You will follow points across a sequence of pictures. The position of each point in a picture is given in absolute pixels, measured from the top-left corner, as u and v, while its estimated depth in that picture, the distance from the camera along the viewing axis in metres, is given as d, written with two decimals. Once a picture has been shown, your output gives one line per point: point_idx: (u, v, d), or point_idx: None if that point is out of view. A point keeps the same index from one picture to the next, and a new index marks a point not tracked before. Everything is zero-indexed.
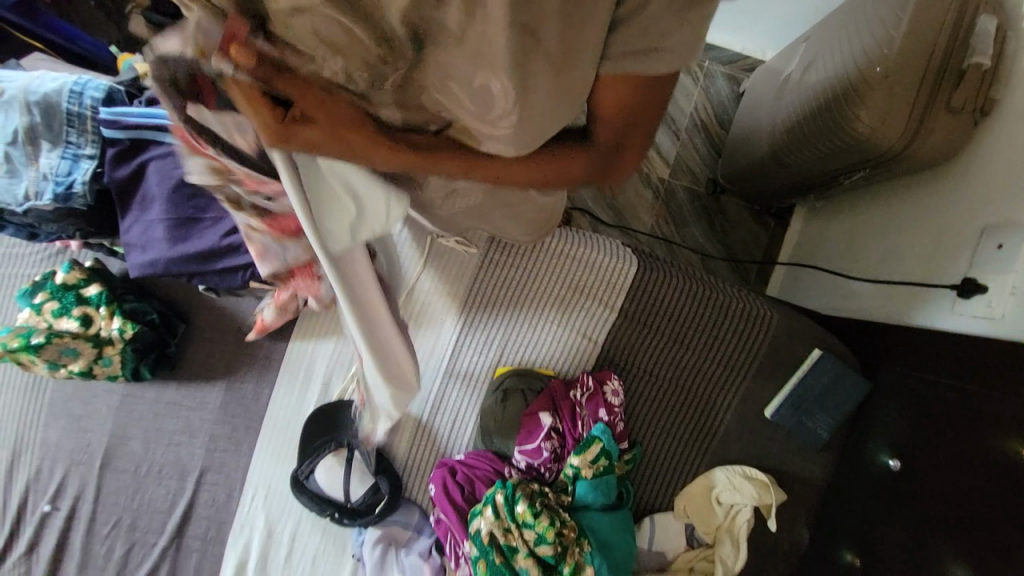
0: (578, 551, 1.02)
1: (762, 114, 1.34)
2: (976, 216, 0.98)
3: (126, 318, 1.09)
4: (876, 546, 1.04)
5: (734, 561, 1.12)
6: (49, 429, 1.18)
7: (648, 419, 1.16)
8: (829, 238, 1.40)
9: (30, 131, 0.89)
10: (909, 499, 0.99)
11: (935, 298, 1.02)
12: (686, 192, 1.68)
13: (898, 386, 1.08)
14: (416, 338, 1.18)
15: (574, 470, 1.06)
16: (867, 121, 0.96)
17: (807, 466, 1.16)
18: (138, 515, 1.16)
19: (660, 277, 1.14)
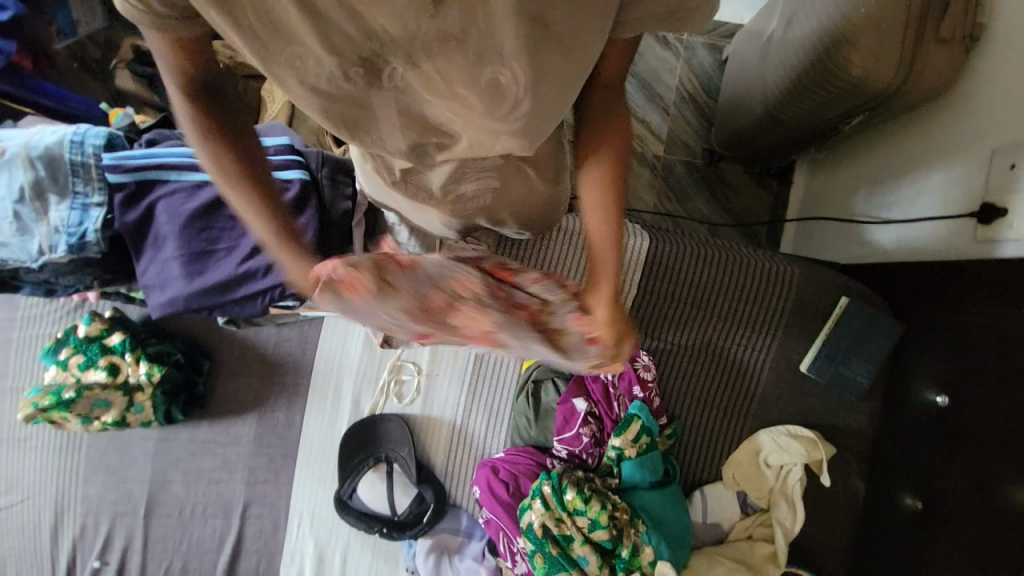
0: (634, 531, 1.00)
1: (751, 74, 1.33)
2: (984, 137, 0.96)
3: (152, 362, 1.10)
4: (936, 487, 1.01)
5: (792, 522, 1.09)
6: (90, 483, 1.18)
7: (683, 390, 1.14)
8: (835, 188, 1.38)
9: (36, 186, 0.90)
10: (964, 434, 0.97)
11: (957, 228, 1.01)
12: (684, 165, 1.67)
13: (933, 323, 1.06)
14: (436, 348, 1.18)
15: (617, 451, 1.04)
16: (860, 64, 0.96)
17: (852, 417, 1.14)
18: (188, 557, 1.16)
19: (674, 247, 1.13)
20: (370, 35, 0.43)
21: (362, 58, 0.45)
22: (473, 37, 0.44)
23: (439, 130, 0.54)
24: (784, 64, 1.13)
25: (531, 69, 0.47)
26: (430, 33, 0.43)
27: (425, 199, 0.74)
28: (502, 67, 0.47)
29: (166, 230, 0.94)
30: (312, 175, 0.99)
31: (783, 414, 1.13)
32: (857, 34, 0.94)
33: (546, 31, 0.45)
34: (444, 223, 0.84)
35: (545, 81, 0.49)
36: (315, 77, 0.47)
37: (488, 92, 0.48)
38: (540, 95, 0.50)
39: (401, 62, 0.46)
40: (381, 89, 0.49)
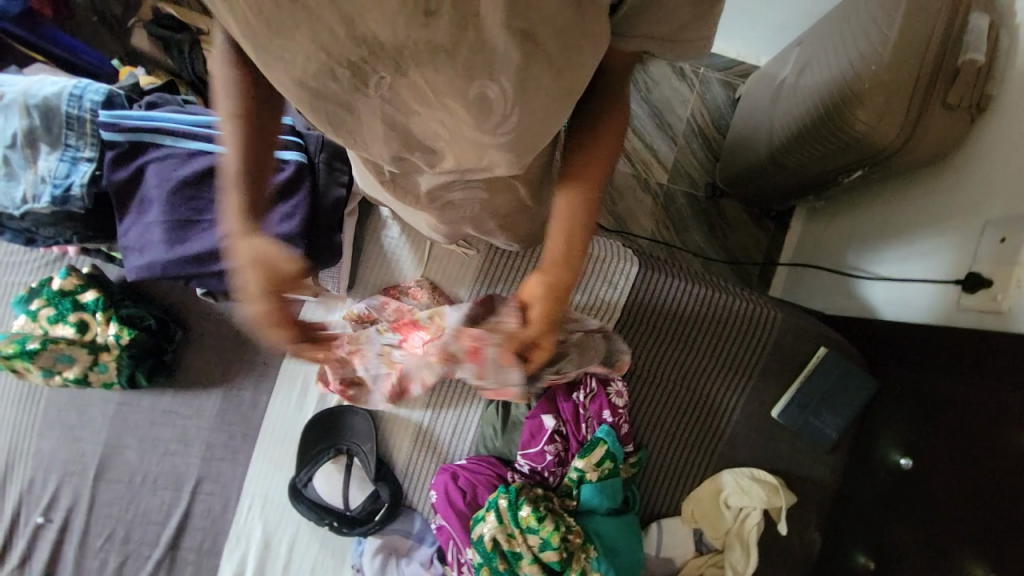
0: (584, 556, 0.99)
1: (760, 117, 1.34)
2: (975, 208, 0.98)
3: (123, 325, 1.08)
4: (890, 549, 1.00)
5: (744, 566, 1.09)
6: (43, 439, 1.16)
7: (653, 420, 1.14)
8: (829, 238, 1.39)
9: (29, 134, 0.90)
10: (924, 499, 0.96)
11: (941, 294, 1.02)
12: (685, 196, 1.69)
13: (908, 384, 1.06)
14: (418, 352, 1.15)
15: (578, 473, 1.04)
16: (865, 120, 0.97)
17: (817, 467, 1.14)
18: (132, 526, 1.13)
19: (662, 277, 1.14)
20: (360, 39, 0.43)
21: (351, 59, 0.45)
22: (465, 51, 0.44)
23: (425, 141, 0.54)
24: (793, 112, 1.15)
25: (520, 87, 0.48)
26: (421, 43, 0.43)
27: (413, 201, 0.73)
28: (491, 83, 0.47)
29: (154, 193, 0.93)
30: (309, 158, 0.99)
31: (750, 456, 1.13)
32: (863, 92, 0.95)
33: (538, 51, 0.45)
34: (431, 226, 0.83)
35: (535, 100, 0.49)
36: (302, 71, 0.47)
37: (475, 105, 0.49)
38: (528, 112, 0.51)
39: (390, 69, 0.46)
40: (368, 96, 0.49)
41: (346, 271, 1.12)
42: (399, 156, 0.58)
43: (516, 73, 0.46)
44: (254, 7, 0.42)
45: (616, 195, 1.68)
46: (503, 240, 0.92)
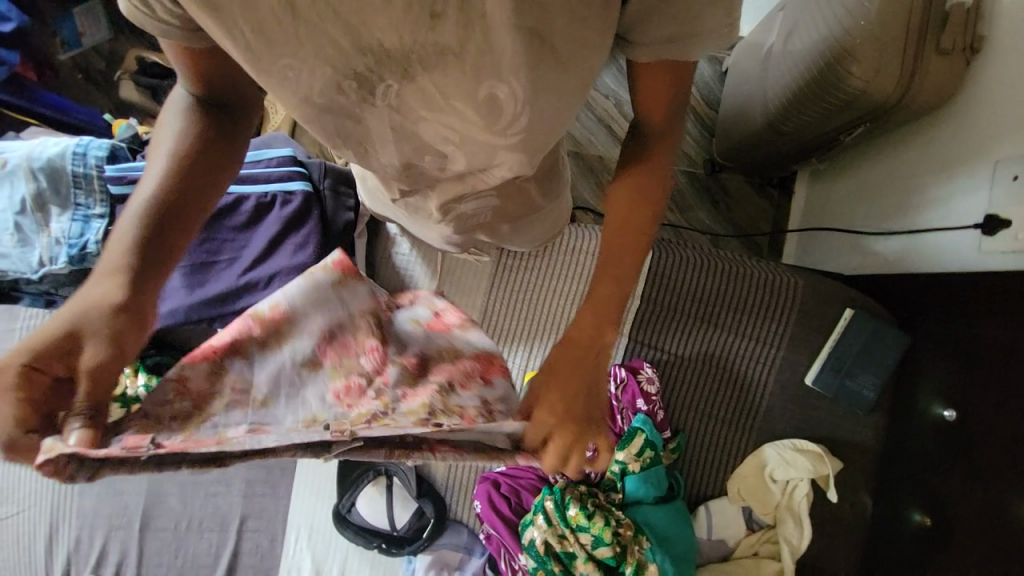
0: (638, 548, 0.98)
1: (751, 86, 1.33)
2: (984, 149, 0.96)
3: (150, 374, 1.09)
4: (946, 504, 0.98)
5: (800, 539, 1.07)
6: (85, 496, 1.17)
7: (686, 402, 1.13)
8: (836, 199, 1.38)
9: (38, 198, 0.91)
10: (974, 447, 0.95)
11: (961, 239, 1.01)
12: (685, 175, 1.67)
13: (941, 334, 1.05)
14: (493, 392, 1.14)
15: (620, 466, 1.03)
16: (861, 76, 0.96)
17: (858, 430, 1.13)
18: (183, 572, 1.14)
19: (676, 258, 1.12)
20: (366, 48, 0.43)
21: (358, 71, 0.45)
22: (472, 53, 0.43)
23: (435, 145, 0.54)
24: (786, 77, 1.13)
25: (530, 86, 0.47)
26: (427, 45, 0.43)
27: (425, 215, 0.73)
28: (499, 83, 0.46)
29: None
30: (315, 186, 0.99)
31: (789, 426, 1.12)
32: (855, 46, 0.94)
33: (545, 46, 0.44)
34: (443, 236, 0.82)
35: (545, 97, 0.49)
36: (310, 88, 0.47)
37: (485, 107, 0.48)
38: (538, 111, 0.50)
39: (399, 75, 0.45)
40: (376, 105, 0.49)
41: None
42: (413, 165, 0.58)
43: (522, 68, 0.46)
44: (256, 31, 0.43)
45: None
46: (517, 243, 0.90)
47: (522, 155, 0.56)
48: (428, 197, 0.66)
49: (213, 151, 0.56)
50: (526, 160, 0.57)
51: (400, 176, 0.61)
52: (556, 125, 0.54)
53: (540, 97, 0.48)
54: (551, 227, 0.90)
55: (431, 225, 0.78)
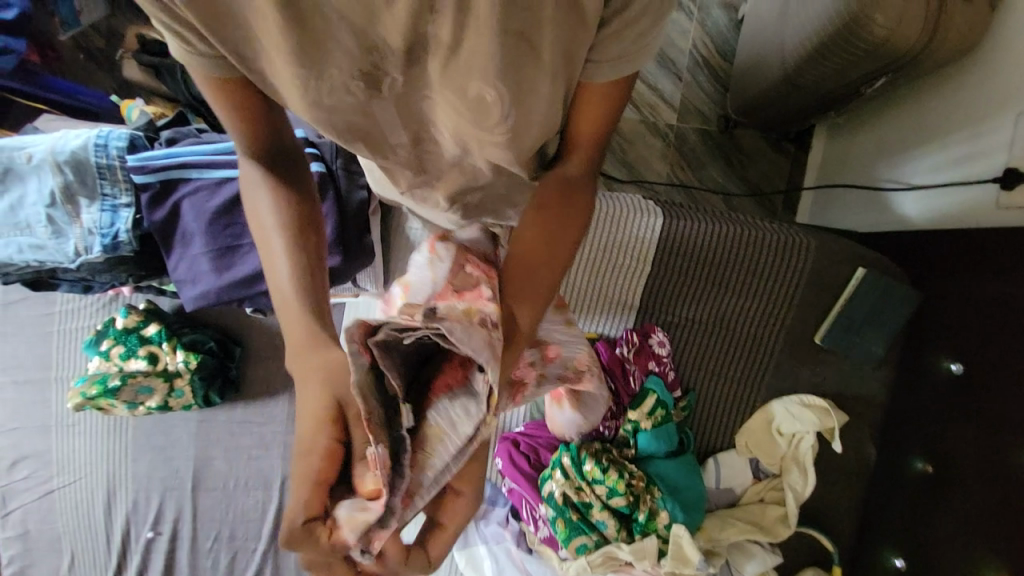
0: (651, 498, 1.06)
1: (767, 37, 1.28)
2: (1006, 99, 0.94)
3: (188, 350, 1.16)
4: (948, 452, 1.03)
5: (803, 487, 1.13)
6: (138, 463, 1.27)
7: (697, 363, 1.17)
8: (852, 154, 1.35)
9: (66, 190, 0.94)
10: (978, 399, 0.98)
11: (978, 195, 1.00)
12: (697, 133, 1.64)
13: (949, 291, 1.06)
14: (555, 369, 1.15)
15: (633, 424, 1.09)
16: (884, 24, 0.92)
17: (864, 385, 1.16)
18: (234, 526, 1.25)
19: (687, 224, 1.13)
20: (373, 46, 0.45)
21: (363, 68, 0.47)
22: (467, 48, 0.44)
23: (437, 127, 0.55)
24: (803, 30, 1.08)
25: (515, 86, 0.48)
26: (430, 40, 0.44)
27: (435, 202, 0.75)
28: (487, 85, 0.47)
29: (193, 227, 0.97)
30: (328, 167, 1.00)
31: (795, 384, 1.16)
32: None
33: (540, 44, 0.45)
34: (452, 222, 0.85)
35: (530, 101, 0.49)
36: (317, 93, 0.49)
37: (473, 105, 0.49)
38: (523, 112, 0.50)
39: (403, 67, 0.47)
40: (383, 98, 0.50)
41: (381, 268, 1.13)
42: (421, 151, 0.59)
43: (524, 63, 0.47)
44: (265, 33, 0.44)
45: (626, 144, 1.64)
46: None
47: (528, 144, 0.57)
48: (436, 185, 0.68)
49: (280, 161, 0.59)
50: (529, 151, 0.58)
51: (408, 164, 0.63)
52: (552, 121, 0.54)
53: (526, 98, 0.49)
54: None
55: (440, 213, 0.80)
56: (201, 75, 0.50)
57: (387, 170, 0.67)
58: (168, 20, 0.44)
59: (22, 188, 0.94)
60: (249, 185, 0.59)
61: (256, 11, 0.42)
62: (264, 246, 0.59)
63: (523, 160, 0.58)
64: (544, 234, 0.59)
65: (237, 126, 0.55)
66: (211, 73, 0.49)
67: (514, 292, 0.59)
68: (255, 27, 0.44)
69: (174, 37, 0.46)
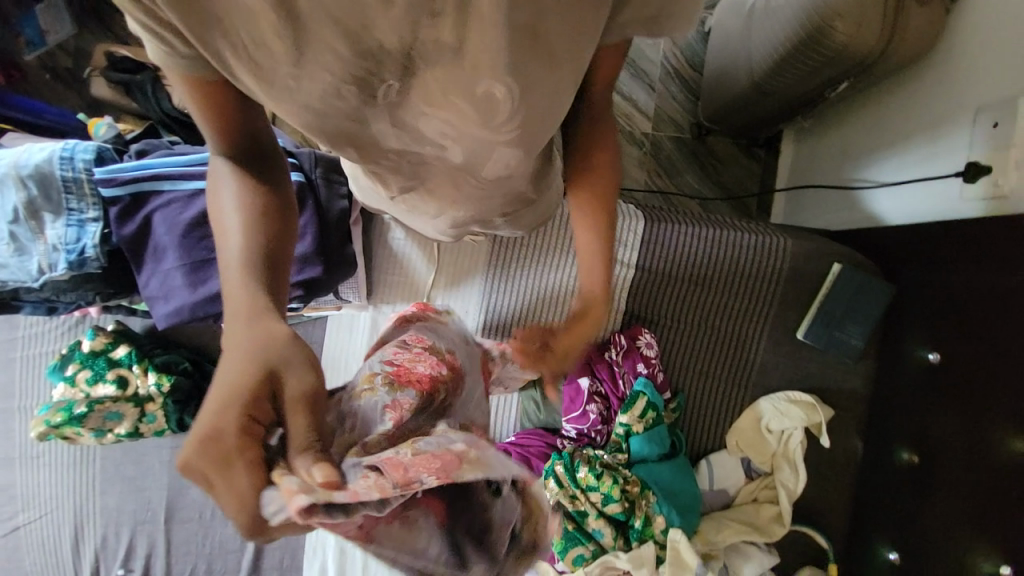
0: (645, 503, 1.04)
1: (735, 46, 1.33)
2: (965, 101, 0.99)
3: (160, 372, 1.11)
4: (932, 442, 1.04)
5: (795, 483, 1.13)
6: (107, 495, 1.20)
7: (685, 363, 1.18)
8: (822, 155, 1.40)
9: (30, 206, 0.89)
10: (958, 389, 1.00)
11: (942, 189, 1.04)
12: (672, 141, 1.68)
13: (921, 284, 1.09)
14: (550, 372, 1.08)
15: (625, 428, 1.08)
16: (845, 30, 0.96)
17: (848, 380, 1.18)
18: (212, 559, 1.19)
19: (668, 227, 1.15)
20: (366, 51, 0.43)
21: (358, 74, 0.45)
22: (470, 49, 0.44)
23: (433, 141, 0.55)
24: (770, 38, 1.12)
25: (524, 82, 0.48)
26: (427, 43, 0.43)
27: (423, 207, 0.74)
28: (496, 81, 0.47)
29: (165, 241, 0.93)
30: (306, 177, 0.98)
31: (782, 381, 1.17)
32: (841, 4, 0.95)
33: (539, 43, 0.45)
34: (437, 229, 0.84)
35: (535, 93, 0.49)
36: (310, 95, 0.47)
37: (481, 104, 0.49)
38: (530, 110, 0.51)
39: (398, 73, 0.46)
40: (376, 106, 0.49)
41: (363, 280, 1.11)
42: (408, 155, 0.58)
43: (519, 68, 0.46)
44: (254, 38, 0.42)
45: None
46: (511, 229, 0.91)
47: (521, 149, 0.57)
48: (426, 189, 0.68)
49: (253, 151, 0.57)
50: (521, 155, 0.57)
51: (396, 169, 0.62)
52: (546, 122, 0.53)
53: (532, 95, 0.49)
54: (540, 218, 0.90)
55: (426, 219, 0.80)
56: (177, 76, 0.48)
57: (375, 175, 0.66)
58: (147, 20, 0.42)
59: None
60: (214, 179, 0.57)
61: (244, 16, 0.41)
62: (222, 235, 0.56)
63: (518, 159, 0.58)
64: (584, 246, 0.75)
65: (205, 118, 0.52)
66: (190, 75, 0.47)
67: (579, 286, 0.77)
68: (240, 30, 0.42)
69: (151, 39, 0.44)
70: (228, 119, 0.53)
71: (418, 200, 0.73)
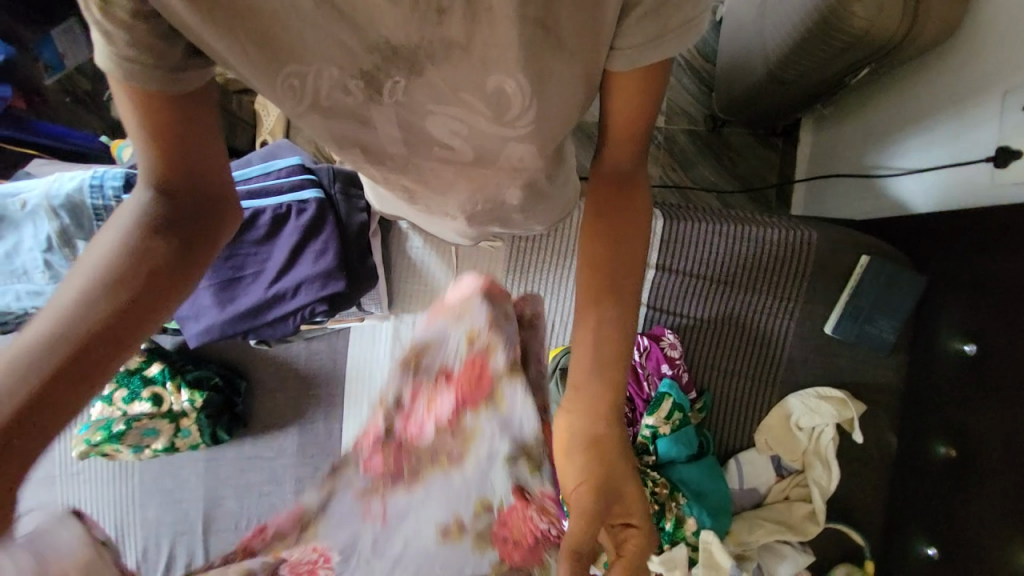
0: (676, 504, 1.04)
1: (746, 37, 1.30)
2: (992, 80, 0.95)
3: (193, 388, 1.14)
4: (969, 431, 1.01)
5: (829, 480, 1.11)
6: (147, 508, 1.23)
7: (710, 363, 1.17)
8: (843, 141, 1.36)
9: (63, 234, 0.92)
10: (991, 374, 0.97)
11: (973, 174, 1.00)
12: (686, 135, 1.65)
13: (953, 271, 1.06)
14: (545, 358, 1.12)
15: (652, 430, 1.07)
16: (862, 15, 0.94)
17: (879, 372, 1.15)
18: None
19: (687, 224, 1.13)
20: (373, 46, 0.45)
21: (364, 68, 0.47)
22: (478, 45, 0.46)
23: (442, 140, 0.56)
24: (782, 26, 1.10)
25: (536, 81, 0.50)
26: (435, 40, 0.45)
27: (443, 215, 0.75)
28: (507, 77, 0.49)
29: None
30: (326, 193, 1.00)
31: (810, 376, 1.15)
32: None
33: (549, 34, 0.46)
34: (459, 233, 0.84)
35: (550, 88, 0.51)
36: (315, 92, 0.50)
37: (494, 99, 0.51)
38: (545, 104, 0.53)
39: (405, 71, 0.47)
40: (383, 104, 0.51)
41: (385, 291, 1.13)
42: (422, 155, 0.59)
43: (527, 65, 0.47)
44: (273, 36, 0.45)
45: None
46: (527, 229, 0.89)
47: (535, 144, 0.58)
48: (442, 197, 0.69)
49: (182, 150, 0.49)
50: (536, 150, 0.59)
51: (414, 176, 0.63)
52: (557, 115, 0.54)
53: (545, 90, 0.51)
54: (554, 220, 0.89)
55: (445, 222, 0.79)
56: (119, 85, 0.45)
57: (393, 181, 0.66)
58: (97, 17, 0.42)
59: (17, 233, 0.93)
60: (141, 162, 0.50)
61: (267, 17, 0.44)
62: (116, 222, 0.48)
63: (536, 152, 0.59)
64: (593, 265, 0.58)
65: (145, 123, 0.47)
66: (126, 83, 0.44)
67: (595, 319, 0.57)
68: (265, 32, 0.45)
69: (101, 41, 0.43)
70: (162, 124, 0.47)
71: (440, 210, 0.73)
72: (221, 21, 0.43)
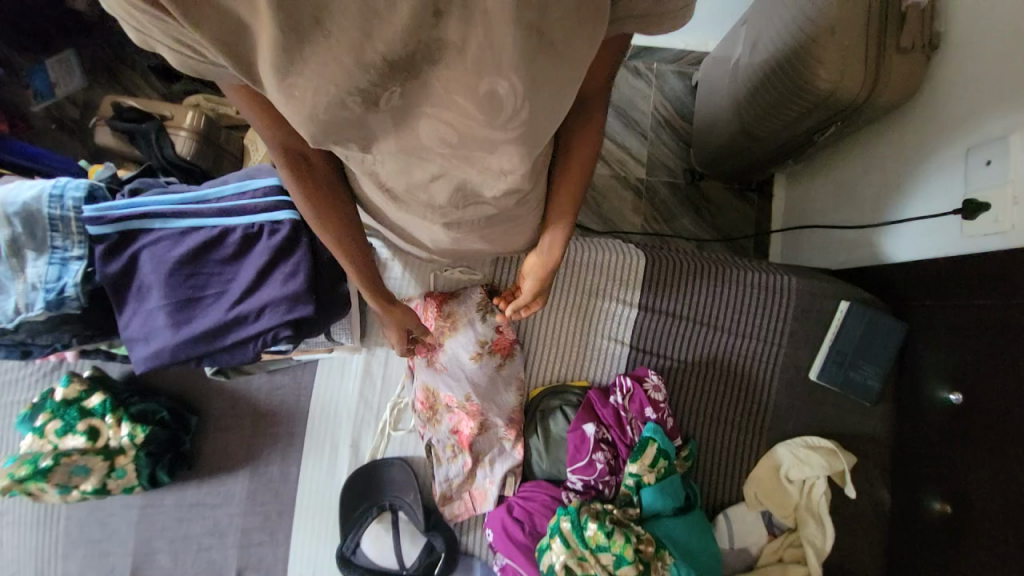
0: (662, 565, 0.94)
1: (721, 98, 1.38)
2: (955, 137, 1.00)
3: (135, 422, 1.03)
4: (963, 487, 0.97)
5: (823, 540, 1.04)
6: (69, 561, 1.09)
7: (696, 409, 1.12)
8: (815, 195, 1.41)
9: (12, 243, 0.87)
10: (982, 424, 0.94)
11: (944, 227, 1.02)
12: (666, 186, 1.70)
13: (934, 320, 1.06)
14: (532, 371, 1.14)
15: (635, 479, 1.00)
16: (827, 77, 0.99)
17: (867, 422, 1.12)
18: None
19: (671, 264, 1.13)
20: (369, 65, 0.44)
21: (362, 87, 0.46)
22: (473, 48, 0.44)
23: (432, 145, 0.55)
24: (753, 85, 1.17)
25: (528, 80, 0.48)
26: (431, 43, 0.44)
27: (423, 212, 0.74)
28: (499, 77, 0.47)
29: (151, 279, 0.91)
30: None
31: (797, 425, 1.11)
32: (821, 53, 0.98)
33: (545, 43, 0.46)
34: (434, 238, 0.86)
35: (544, 89, 0.50)
36: (314, 107, 0.48)
37: (486, 101, 0.49)
38: (538, 105, 0.51)
39: (402, 74, 0.46)
40: (380, 112, 0.50)
41: (356, 319, 1.09)
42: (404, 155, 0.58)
43: (522, 74, 0.47)
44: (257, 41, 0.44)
45: (600, 198, 1.69)
46: (502, 245, 0.90)
47: (525, 154, 0.56)
48: (425, 195, 0.68)
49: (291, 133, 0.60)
50: (521, 159, 0.57)
51: (393, 168, 0.62)
52: (552, 120, 0.55)
53: (538, 90, 0.49)
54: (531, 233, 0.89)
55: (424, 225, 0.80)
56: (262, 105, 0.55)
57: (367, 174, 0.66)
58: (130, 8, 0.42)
59: None
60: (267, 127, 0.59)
61: (255, 13, 0.42)
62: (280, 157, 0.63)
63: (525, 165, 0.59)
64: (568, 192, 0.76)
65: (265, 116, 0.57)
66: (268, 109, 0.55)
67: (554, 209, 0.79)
68: (253, 38, 0.44)
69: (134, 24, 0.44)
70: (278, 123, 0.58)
71: (416, 207, 0.72)
72: (194, 12, 0.42)
